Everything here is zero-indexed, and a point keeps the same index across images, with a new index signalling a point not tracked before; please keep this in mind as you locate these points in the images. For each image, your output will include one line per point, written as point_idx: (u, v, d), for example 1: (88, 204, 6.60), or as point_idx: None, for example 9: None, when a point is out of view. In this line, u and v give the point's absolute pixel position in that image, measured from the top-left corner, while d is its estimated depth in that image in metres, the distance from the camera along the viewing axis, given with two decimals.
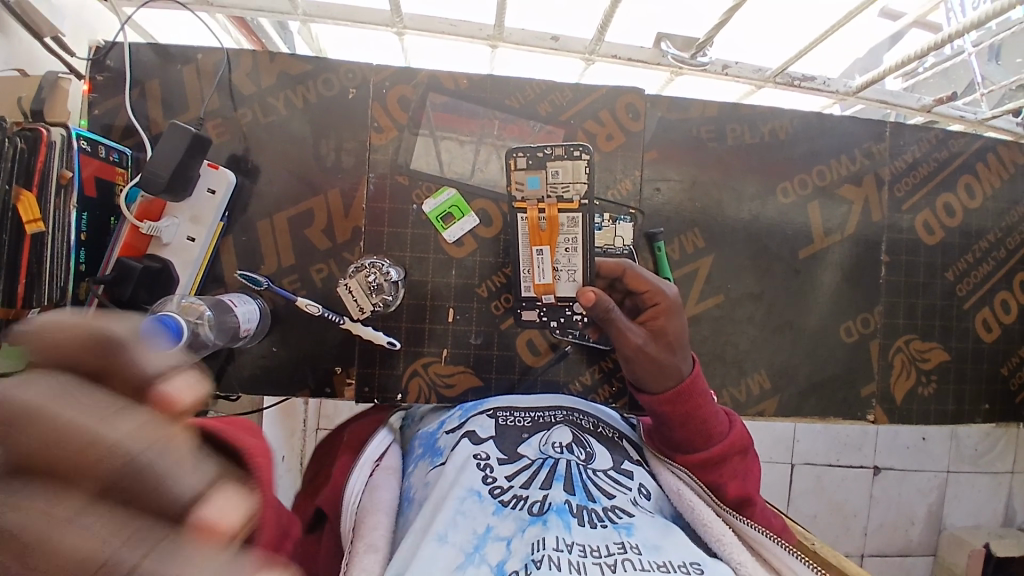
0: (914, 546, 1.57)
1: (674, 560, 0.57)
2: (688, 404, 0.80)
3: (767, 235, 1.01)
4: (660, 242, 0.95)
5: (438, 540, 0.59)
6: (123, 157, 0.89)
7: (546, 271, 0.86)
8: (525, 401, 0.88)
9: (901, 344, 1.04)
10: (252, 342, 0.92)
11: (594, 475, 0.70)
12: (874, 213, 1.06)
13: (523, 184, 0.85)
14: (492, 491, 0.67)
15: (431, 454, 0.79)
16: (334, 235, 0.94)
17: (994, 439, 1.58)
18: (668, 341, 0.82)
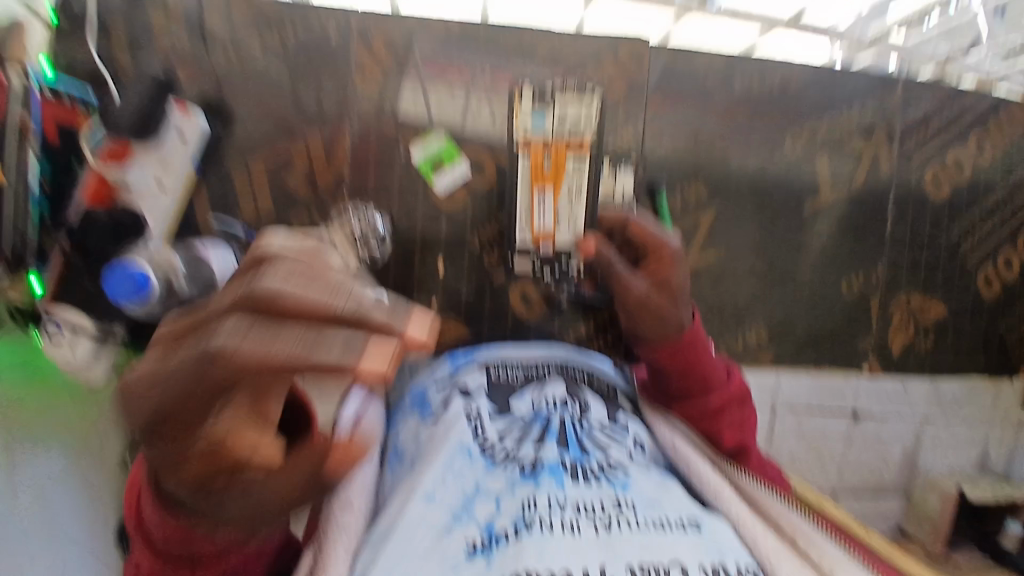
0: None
1: (671, 516, 0.58)
2: (689, 356, 0.78)
3: (771, 186, 0.97)
4: (661, 193, 0.90)
5: (427, 500, 0.59)
6: (88, 100, 0.76)
7: (547, 216, 0.82)
8: (519, 350, 0.85)
9: (901, 299, 1.02)
10: None
11: (588, 430, 0.69)
12: (883, 164, 1.01)
13: (526, 121, 0.78)
14: (481, 448, 0.66)
15: (419, 406, 0.77)
16: (315, 180, 0.89)
17: None
18: (670, 292, 0.76)
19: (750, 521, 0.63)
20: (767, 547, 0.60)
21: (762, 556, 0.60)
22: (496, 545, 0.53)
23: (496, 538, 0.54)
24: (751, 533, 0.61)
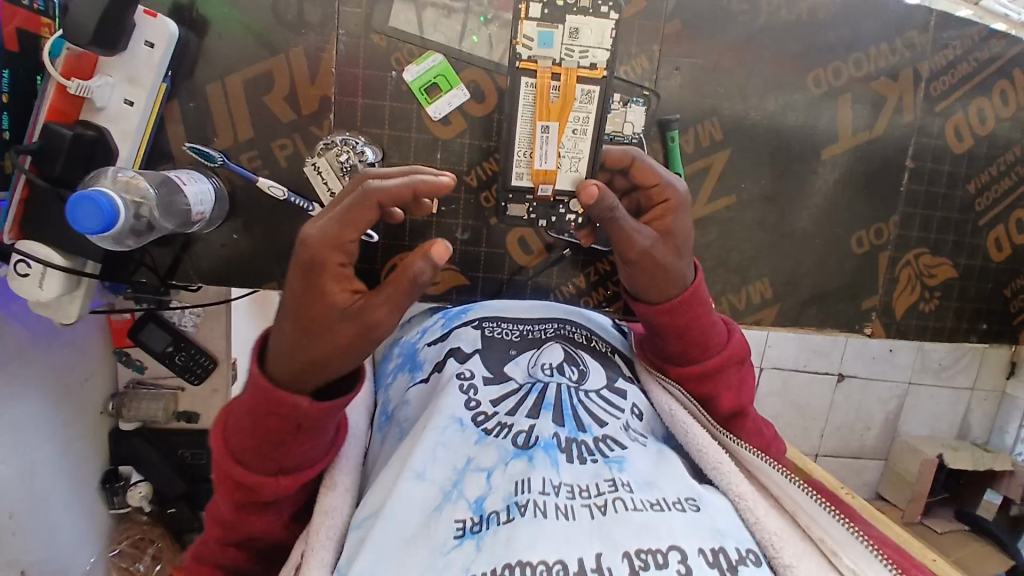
0: (869, 450, 1.73)
1: (669, 497, 0.55)
2: (688, 315, 0.75)
3: (788, 131, 0.91)
4: (674, 131, 0.85)
5: (416, 478, 0.57)
6: (49, 5, 0.73)
7: (549, 155, 0.74)
8: (516, 309, 0.82)
9: (910, 258, 0.98)
10: (208, 228, 0.82)
11: (585, 399, 0.66)
12: (906, 113, 0.96)
13: (533, 39, 0.72)
14: (475, 418, 0.63)
15: (411, 368, 0.75)
16: (299, 106, 0.81)
17: (959, 354, 1.68)
18: (675, 244, 0.74)
19: (751, 495, 0.60)
20: (768, 526, 0.58)
21: (763, 534, 0.57)
22: (487, 525, 0.52)
23: (487, 517, 0.53)
24: (751, 511, 0.59)
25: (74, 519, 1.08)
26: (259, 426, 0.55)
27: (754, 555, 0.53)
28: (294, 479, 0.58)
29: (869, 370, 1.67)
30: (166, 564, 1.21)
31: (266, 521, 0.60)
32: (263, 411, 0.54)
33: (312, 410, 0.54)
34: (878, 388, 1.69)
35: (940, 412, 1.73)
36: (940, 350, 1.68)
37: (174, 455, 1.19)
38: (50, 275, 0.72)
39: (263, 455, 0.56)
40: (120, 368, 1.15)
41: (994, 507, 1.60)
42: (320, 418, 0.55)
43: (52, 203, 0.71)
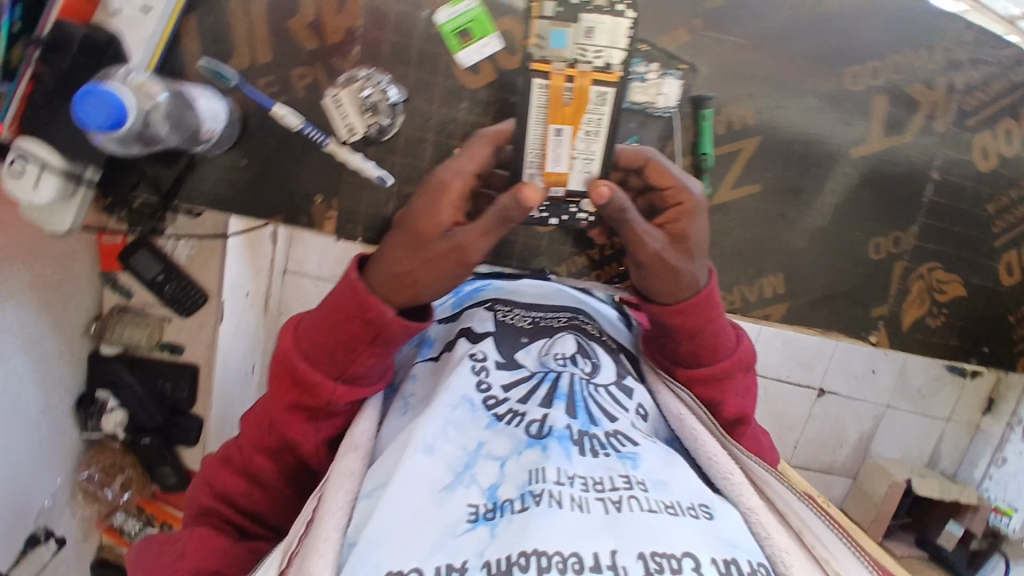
0: (838, 466, 1.76)
1: (682, 501, 0.56)
2: (699, 318, 0.76)
3: (821, 124, 0.89)
4: (707, 110, 0.83)
5: (425, 451, 0.59)
6: None
7: (561, 158, 0.71)
8: (529, 298, 0.85)
9: (923, 271, 0.97)
10: (217, 150, 0.79)
11: (595, 393, 0.68)
12: (939, 123, 0.93)
13: (546, 38, 0.69)
14: (486, 401, 0.66)
15: (422, 344, 0.81)
16: (323, 34, 0.77)
17: (941, 382, 1.71)
18: (689, 247, 0.74)
19: (761, 509, 0.61)
20: (779, 542, 0.58)
21: (773, 549, 0.57)
22: (500, 513, 0.54)
23: (501, 505, 0.55)
24: (761, 526, 0.59)
25: (42, 438, 1.05)
26: (343, 328, 0.69)
27: (765, 568, 0.52)
28: (349, 390, 0.70)
29: (850, 387, 1.69)
30: (135, 494, 1.21)
31: (306, 430, 0.71)
32: (351, 312, 0.68)
33: (393, 325, 0.68)
34: (857, 407, 1.71)
35: (913, 437, 1.75)
36: (921, 376, 1.70)
37: (154, 384, 1.16)
38: (47, 176, 0.70)
39: (337, 357, 0.69)
40: (106, 291, 1.12)
41: (956, 539, 1.61)
42: (395, 334, 0.69)
43: (57, 99, 0.68)
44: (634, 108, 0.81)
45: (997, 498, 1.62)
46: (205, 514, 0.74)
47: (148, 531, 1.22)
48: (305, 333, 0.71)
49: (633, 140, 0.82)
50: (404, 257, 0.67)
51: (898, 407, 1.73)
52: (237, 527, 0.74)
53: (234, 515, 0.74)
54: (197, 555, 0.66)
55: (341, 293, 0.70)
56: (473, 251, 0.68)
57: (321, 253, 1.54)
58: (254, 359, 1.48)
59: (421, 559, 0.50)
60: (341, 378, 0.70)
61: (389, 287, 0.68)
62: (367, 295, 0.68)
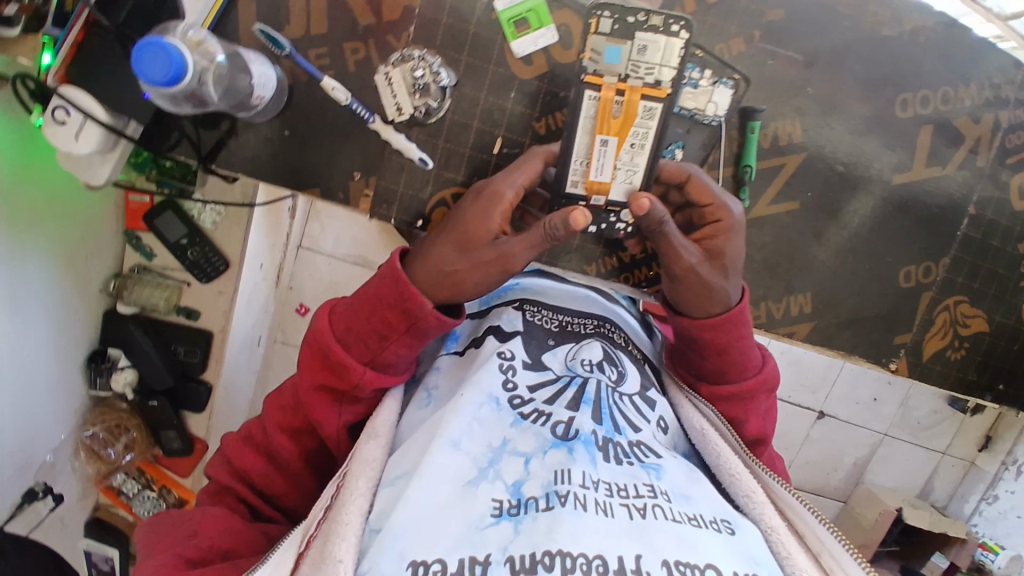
0: (831, 490, 1.76)
1: (705, 514, 0.54)
2: (729, 335, 0.75)
3: (863, 147, 0.89)
4: (756, 121, 0.84)
5: (451, 447, 0.58)
6: None
7: (604, 168, 0.73)
8: (558, 300, 0.85)
9: (948, 304, 0.96)
10: (260, 118, 0.78)
11: (619, 402, 0.68)
12: (981, 157, 0.93)
13: (599, 53, 0.71)
14: (511, 401, 0.65)
15: (448, 337, 0.81)
16: (380, 11, 0.77)
17: (941, 416, 1.71)
18: (724, 264, 0.75)
19: (783, 530, 0.59)
20: (800, 563, 0.56)
21: (795, 571, 0.55)
22: (524, 510, 0.52)
23: (525, 502, 0.53)
24: (782, 545, 0.57)
25: (54, 394, 1.03)
26: (379, 315, 0.69)
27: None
28: (377, 376, 0.71)
29: (851, 413, 1.69)
30: (137, 455, 1.19)
31: (330, 413, 0.72)
32: (390, 300, 0.69)
33: (429, 318, 0.69)
34: (855, 433, 1.71)
35: (907, 468, 1.76)
36: (921, 408, 1.71)
37: (167, 348, 1.16)
38: (87, 128, 0.72)
39: (370, 343, 0.70)
40: (127, 250, 1.12)
41: (940, 570, 1.62)
42: (430, 327, 0.69)
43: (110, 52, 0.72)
44: (683, 113, 0.81)
45: (985, 534, 1.64)
46: (221, 489, 0.76)
47: (145, 494, 1.22)
48: (343, 316, 0.72)
49: (678, 146, 0.82)
50: (450, 257, 0.70)
51: (895, 437, 1.73)
52: (249, 505, 0.76)
53: (247, 493, 0.76)
54: (213, 530, 0.66)
55: (382, 280, 0.70)
56: (516, 261, 0.70)
57: (338, 232, 1.53)
58: (262, 331, 1.47)
59: (444, 550, 0.49)
60: (371, 364, 0.71)
61: (432, 283, 0.69)
62: (408, 285, 0.68)
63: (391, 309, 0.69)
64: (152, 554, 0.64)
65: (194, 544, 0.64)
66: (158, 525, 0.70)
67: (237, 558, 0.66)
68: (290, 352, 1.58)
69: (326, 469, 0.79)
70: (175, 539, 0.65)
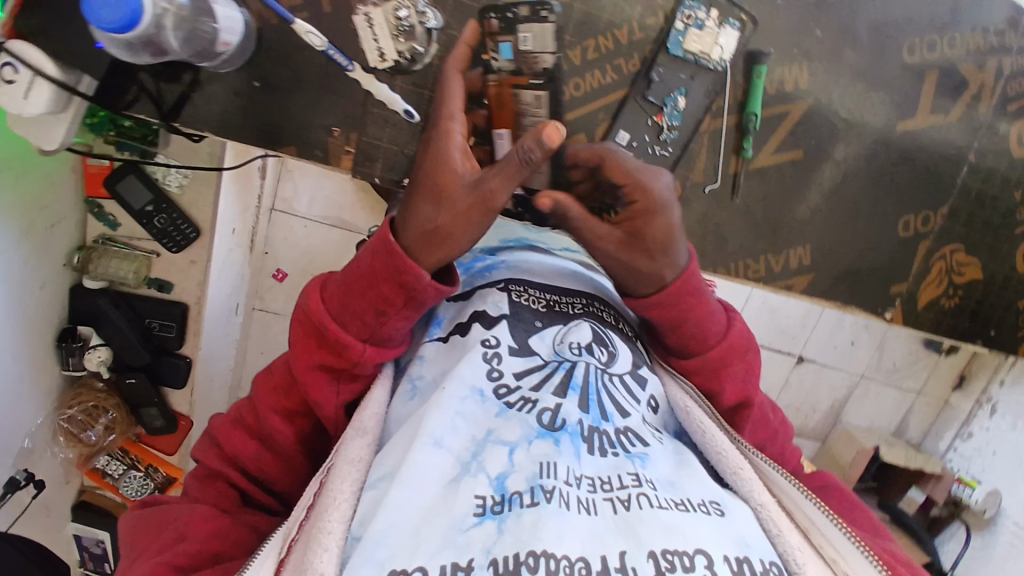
0: (809, 430, 1.83)
1: (693, 498, 0.55)
2: (677, 309, 0.72)
3: (867, 93, 0.86)
4: (763, 65, 0.81)
5: (434, 444, 0.57)
6: None
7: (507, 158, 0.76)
8: (545, 277, 0.83)
9: (945, 252, 0.95)
10: (227, 68, 0.73)
11: (609, 384, 0.67)
12: (981, 106, 0.91)
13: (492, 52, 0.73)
14: (497, 391, 0.64)
15: (431, 323, 0.78)
16: None
17: (915, 357, 1.76)
18: (650, 245, 0.70)
19: (773, 506, 0.59)
20: (791, 540, 0.56)
21: (787, 549, 0.55)
22: (508, 506, 0.51)
23: (509, 498, 0.52)
24: (772, 522, 0.57)
25: (23, 375, 0.97)
26: (375, 290, 0.65)
27: (777, 568, 0.51)
28: (377, 352, 0.68)
29: (828, 357, 1.73)
30: (119, 435, 1.15)
31: (327, 393, 0.69)
32: (384, 275, 0.64)
33: (428, 289, 0.65)
34: (831, 377, 1.76)
35: (882, 409, 1.82)
36: (898, 352, 1.75)
37: (140, 322, 1.10)
38: (38, 85, 0.66)
39: (368, 321, 0.66)
40: (90, 220, 1.04)
41: (917, 504, 1.70)
42: (430, 299, 0.66)
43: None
44: (687, 58, 0.80)
45: (959, 469, 1.71)
46: (210, 473, 0.72)
47: (131, 474, 1.17)
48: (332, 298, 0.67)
49: (681, 93, 0.81)
50: (428, 213, 0.65)
51: (871, 379, 1.78)
52: (240, 491, 0.73)
53: (237, 476, 0.72)
54: (198, 528, 0.64)
55: (375, 254, 0.65)
56: (497, 199, 0.64)
57: (311, 192, 1.46)
58: (238, 298, 1.41)
59: (427, 555, 0.47)
60: (369, 341, 0.67)
61: (420, 243, 0.64)
62: (404, 258, 0.64)
63: (381, 281, 0.64)
64: (139, 560, 0.62)
65: (183, 549, 0.61)
66: (144, 520, 0.68)
67: (230, 560, 0.64)
68: (268, 320, 1.55)
69: (319, 451, 0.77)
70: (164, 543, 0.63)
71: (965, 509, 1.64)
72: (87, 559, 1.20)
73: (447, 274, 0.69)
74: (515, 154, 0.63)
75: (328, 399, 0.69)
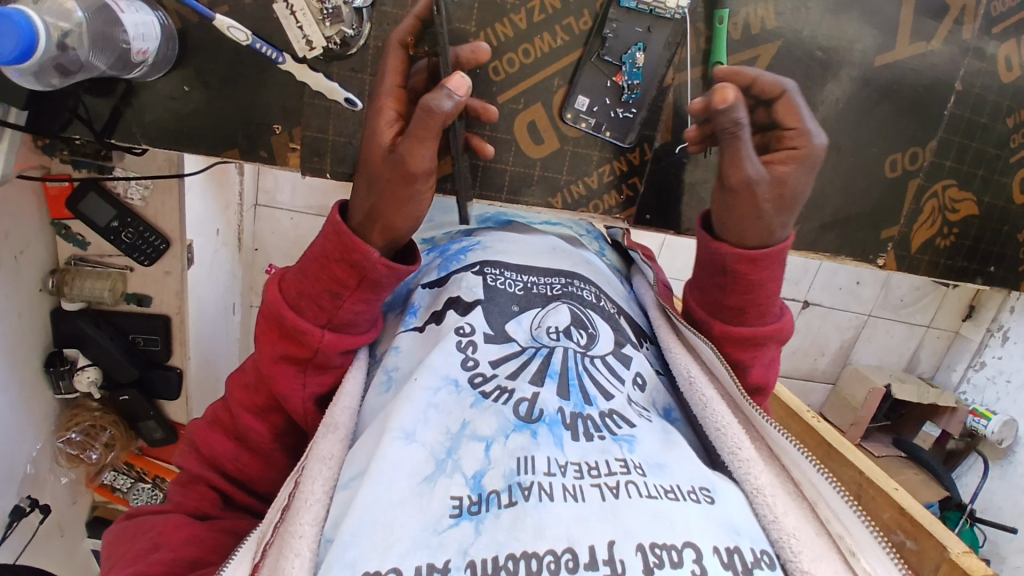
0: (819, 373, 1.81)
1: (683, 485, 0.54)
2: (764, 273, 0.74)
3: (839, 27, 0.83)
4: (724, 10, 0.79)
5: (404, 438, 0.56)
6: None
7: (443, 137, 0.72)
8: (521, 259, 0.81)
9: (937, 190, 0.92)
10: (155, 74, 0.76)
11: (590, 367, 0.66)
12: (966, 28, 0.87)
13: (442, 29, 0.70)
14: (472, 380, 0.63)
15: (406, 313, 0.76)
16: None
17: (922, 292, 1.72)
18: (784, 195, 0.71)
19: (769, 490, 0.58)
20: (787, 525, 0.54)
21: (781, 535, 0.54)
22: (486, 506, 0.50)
23: (487, 497, 0.51)
24: (768, 507, 0.56)
25: (16, 405, 0.97)
26: (327, 273, 0.65)
27: (769, 556, 0.50)
28: (338, 338, 0.67)
29: (834, 299, 1.69)
30: (120, 451, 1.17)
31: (294, 384, 0.68)
32: (335, 255, 0.65)
33: (379, 267, 0.65)
34: (838, 318, 1.73)
35: (891, 346, 1.80)
36: (905, 286, 1.71)
37: (125, 338, 1.10)
38: None
39: (325, 305, 0.66)
40: (58, 242, 1.02)
41: (932, 439, 1.68)
42: (384, 277, 0.66)
43: None
44: (641, 8, 0.79)
45: (973, 402, 1.68)
46: (192, 478, 0.73)
47: (139, 486, 1.19)
48: (289, 288, 0.68)
49: (639, 48, 0.80)
50: (363, 191, 0.65)
51: (878, 316, 1.74)
52: (222, 492, 0.73)
53: (219, 480, 0.72)
54: (172, 536, 0.64)
55: (326, 237, 0.66)
56: (418, 162, 0.63)
57: (293, 184, 1.44)
58: (232, 298, 1.43)
59: (399, 557, 0.46)
60: (329, 326, 0.67)
61: (366, 222, 0.65)
62: (351, 237, 0.64)
63: (331, 263, 0.65)
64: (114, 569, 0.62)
65: (156, 558, 0.61)
66: (126, 527, 0.69)
67: (208, 565, 0.64)
68: None
69: (300, 444, 0.76)
70: (138, 553, 0.63)
71: (981, 441, 1.62)
72: None
73: (409, 253, 0.70)
74: (433, 103, 0.61)
75: (296, 392, 0.69)
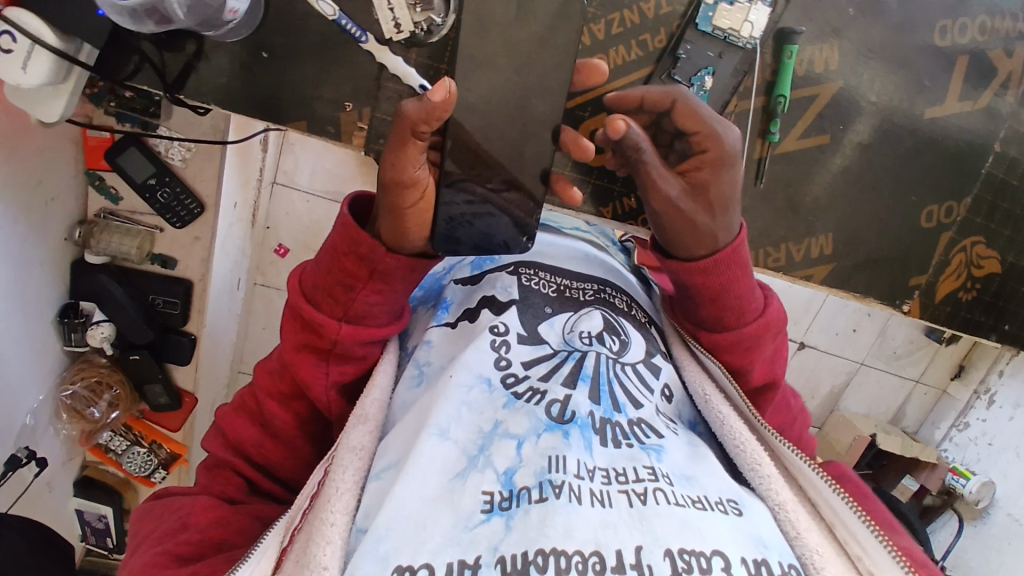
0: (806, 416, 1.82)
1: (710, 496, 0.54)
2: (724, 276, 0.73)
3: (895, 76, 0.87)
4: (794, 44, 0.82)
5: (440, 436, 0.56)
6: None
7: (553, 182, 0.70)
8: (557, 262, 0.82)
9: (966, 244, 0.94)
10: (231, 37, 0.80)
11: (621, 374, 0.66)
12: (1012, 92, 0.91)
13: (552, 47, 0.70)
14: (504, 380, 0.63)
15: (438, 307, 0.77)
16: None
17: (915, 345, 1.76)
18: (712, 200, 0.70)
19: (792, 507, 0.58)
20: (810, 543, 0.55)
21: (805, 551, 0.54)
22: (517, 502, 0.50)
23: (517, 493, 0.51)
24: (791, 523, 0.57)
25: (24, 353, 0.95)
26: (337, 265, 0.66)
27: (796, 570, 0.50)
28: (354, 330, 0.67)
29: (829, 343, 1.72)
30: (122, 413, 1.15)
31: (316, 371, 0.69)
32: (343, 249, 0.66)
33: (387, 257, 0.65)
34: (831, 363, 1.75)
35: (879, 397, 1.82)
36: (899, 337, 1.74)
37: (143, 299, 1.08)
38: (37, 54, 0.67)
39: (338, 299, 0.67)
40: (91, 193, 1.01)
41: (910, 492, 1.70)
42: (393, 267, 0.65)
43: None
44: (716, 34, 0.81)
45: (954, 459, 1.71)
46: (217, 462, 0.73)
47: (134, 450, 1.17)
48: (304, 288, 0.69)
49: (708, 71, 0.82)
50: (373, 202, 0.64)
51: (870, 365, 1.77)
52: (248, 478, 0.72)
53: (244, 465, 0.72)
54: (199, 515, 0.64)
55: (334, 233, 0.67)
56: (411, 173, 0.58)
57: (313, 165, 1.45)
58: (241, 274, 1.41)
59: (431, 553, 0.46)
60: (345, 318, 0.67)
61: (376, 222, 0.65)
62: (356, 229, 0.65)
63: (342, 260, 0.66)
64: (140, 549, 0.62)
65: (183, 538, 0.61)
66: (153, 509, 0.69)
67: (233, 547, 0.63)
68: (269, 296, 1.56)
69: (322, 435, 0.76)
70: (165, 533, 0.63)
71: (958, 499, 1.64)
72: (90, 532, 1.24)
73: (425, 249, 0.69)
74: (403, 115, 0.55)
75: (318, 380, 0.69)
